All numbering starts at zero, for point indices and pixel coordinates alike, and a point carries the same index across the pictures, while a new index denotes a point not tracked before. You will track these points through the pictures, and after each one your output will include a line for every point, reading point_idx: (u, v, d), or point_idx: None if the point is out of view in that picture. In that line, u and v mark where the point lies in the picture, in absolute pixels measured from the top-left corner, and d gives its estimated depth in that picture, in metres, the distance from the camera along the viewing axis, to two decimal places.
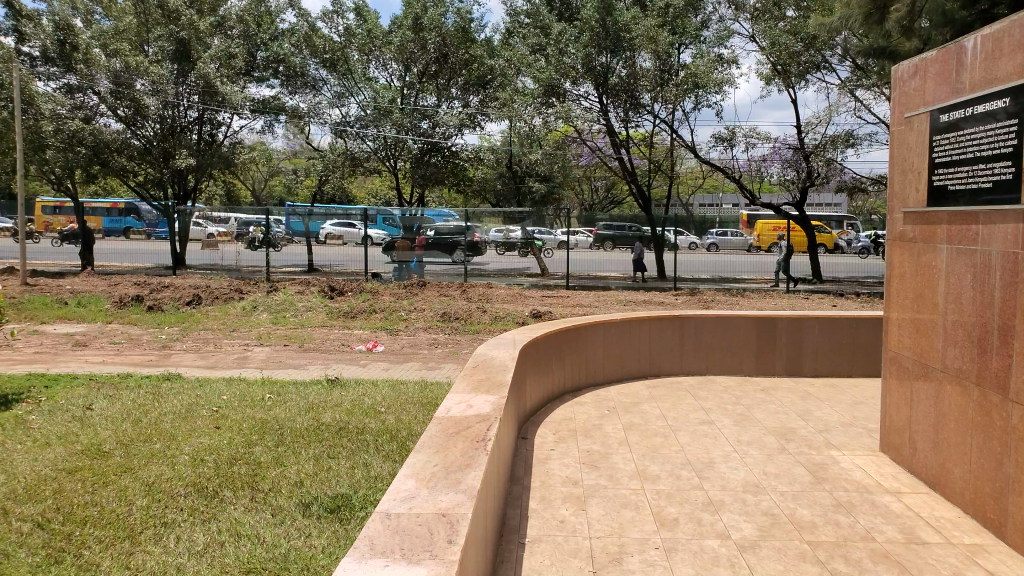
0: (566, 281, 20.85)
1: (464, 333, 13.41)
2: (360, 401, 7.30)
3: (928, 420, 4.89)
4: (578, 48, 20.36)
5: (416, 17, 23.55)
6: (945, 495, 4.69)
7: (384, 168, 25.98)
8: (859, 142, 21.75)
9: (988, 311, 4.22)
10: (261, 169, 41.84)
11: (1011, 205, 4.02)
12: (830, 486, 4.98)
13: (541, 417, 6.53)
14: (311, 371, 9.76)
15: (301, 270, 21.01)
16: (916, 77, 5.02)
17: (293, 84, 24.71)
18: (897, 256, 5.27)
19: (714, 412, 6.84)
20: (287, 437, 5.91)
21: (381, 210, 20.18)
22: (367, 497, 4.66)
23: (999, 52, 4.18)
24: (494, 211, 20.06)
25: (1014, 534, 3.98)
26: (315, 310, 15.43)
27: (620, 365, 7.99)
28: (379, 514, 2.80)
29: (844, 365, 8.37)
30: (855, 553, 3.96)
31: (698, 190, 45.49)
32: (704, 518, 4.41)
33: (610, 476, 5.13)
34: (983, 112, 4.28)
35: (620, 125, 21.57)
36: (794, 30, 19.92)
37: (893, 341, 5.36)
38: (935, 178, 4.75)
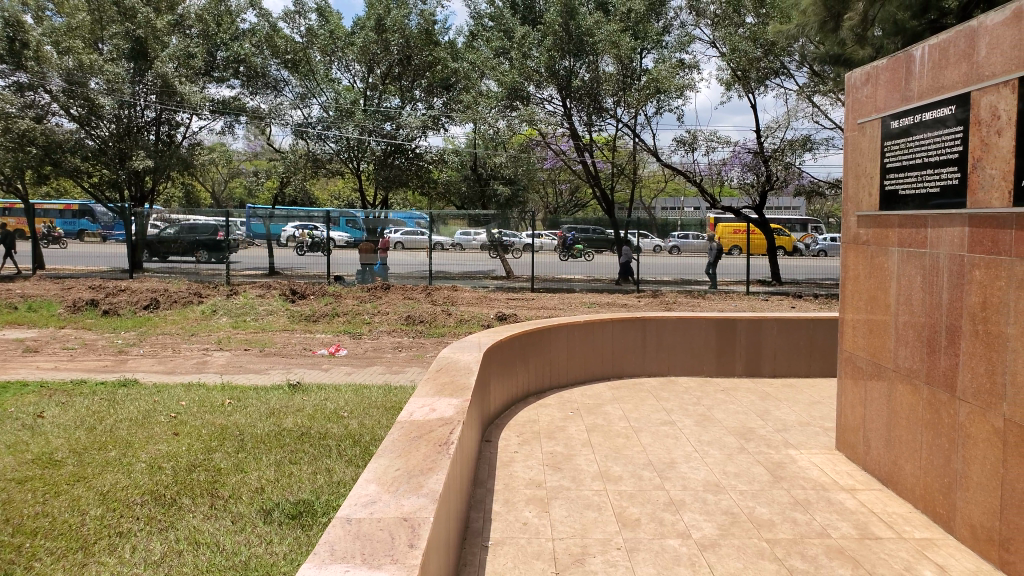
0: (532, 283, 20.84)
1: (429, 336, 13.36)
2: (322, 406, 7.24)
3: (880, 419, 5.02)
4: (541, 52, 20.48)
5: (379, 18, 23.48)
6: (897, 492, 4.82)
7: (347, 169, 25.84)
8: (817, 146, 22.15)
9: (937, 312, 4.34)
10: (221, 171, 41.24)
11: (958, 209, 4.14)
12: (788, 484, 5.07)
13: (504, 420, 6.53)
14: (273, 375, 9.64)
15: (263, 273, 20.80)
16: (867, 85, 5.16)
17: (255, 84, 24.49)
18: (852, 258, 5.39)
19: (675, 413, 6.93)
20: (248, 443, 5.83)
21: (344, 212, 20.14)
22: (330, 502, 4.62)
23: (946, 62, 4.31)
24: (459, 214, 20.20)
25: (962, 528, 4.10)
26: (277, 313, 15.27)
27: (583, 366, 8.05)
28: (340, 519, 2.79)
29: (801, 366, 8.54)
30: (811, 550, 4.04)
31: (661, 194, 46.05)
32: (666, 517, 4.47)
33: (573, 477, 5.17)
34: (932, 119, 4.40)
35: (584, 128, 21.73)
36: (753, 37, 20.27)
37: (848, 342, 5.49)
38: (887, 182, 4.88)
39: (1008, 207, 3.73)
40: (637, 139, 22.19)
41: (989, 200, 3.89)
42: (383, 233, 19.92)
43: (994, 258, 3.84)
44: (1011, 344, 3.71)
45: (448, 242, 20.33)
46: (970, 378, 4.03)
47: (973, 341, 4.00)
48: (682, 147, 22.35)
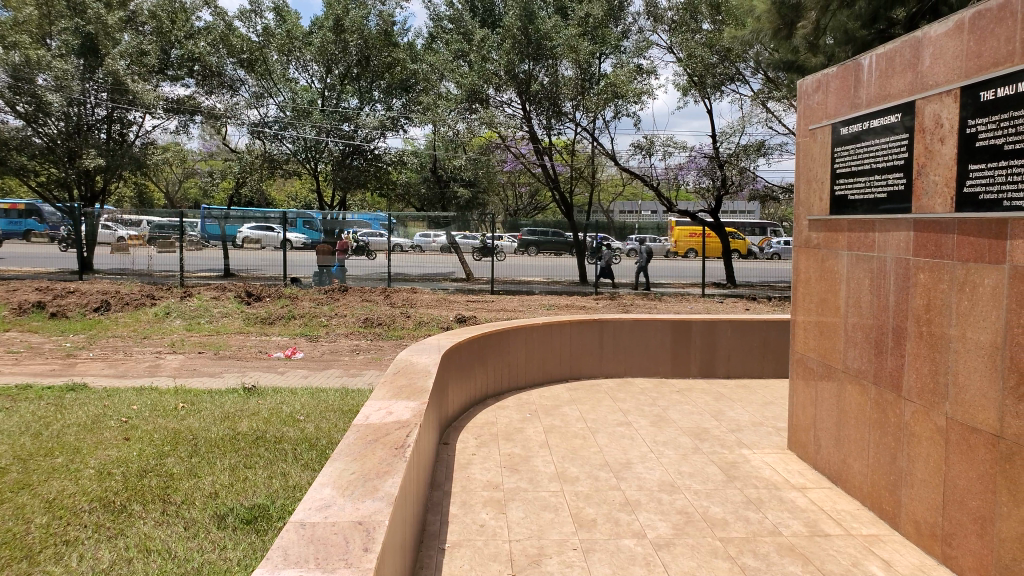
0: (491, 285, 20.81)
1: (387, 339, 13.26)
2: (278, 409, 7.15)
3: (830, 418, 5.13)
4: (500, 55, 20.49)
5: (337, 18, 23.29)
6: (845, 490, 4.93)
7: (304, 170, 25.56)
8: (771, 151, 22.59)
9: (885, 314, 4.46)
10: (175, 171, 40.33)
11: (904, 214, 4.26)
12: (740, 484, 5.16)
13: (462, 422, 6.52)
14: (228, 379, 9.48)
15: (217, 275, 20.30)
16: (818, 93, 5.28)
17: (209, 84, 23.89)
18: (804, 261, 5.51)
19: (631, 413, 7.01)
20: (202, 447, 5.73)
21: (301, 214, 19.99)
22: (285, 507, 4.57)
23: (892, 70, 4.43)
24: (419, 215, 20.09)
25: (907, 524, 4.22)
26: (232, 316, 15.01)
27: (541, 368, 8.08)
28: (294, 523, 2.76)
29: (755, 367, 8.69)
30: (764, 548, 4.12)
31: (619, 197, 46.51)
32: (621, 518, 4.51)
33: (530, 478, 5.19)
34: (880, 125, 4.52)
35: (544, 132, 21.83)
36: (710, 43, 20.61)
37: (800, 343, 5.61)
38: (837, 188, 5.00)
39: (950, 212, 3.85)
40: (596, 144, 22.37)
41: (932, 206, 4.01)
42: (340, 234, 19.94)
43: (936, 261, 3.97)
44: (952, 345, 3.83)
45: (407, 244, 20.12)
46: (914, 378, 4.15)
47: (917, 342, 4.13)
48: (640, 152, 22.61)
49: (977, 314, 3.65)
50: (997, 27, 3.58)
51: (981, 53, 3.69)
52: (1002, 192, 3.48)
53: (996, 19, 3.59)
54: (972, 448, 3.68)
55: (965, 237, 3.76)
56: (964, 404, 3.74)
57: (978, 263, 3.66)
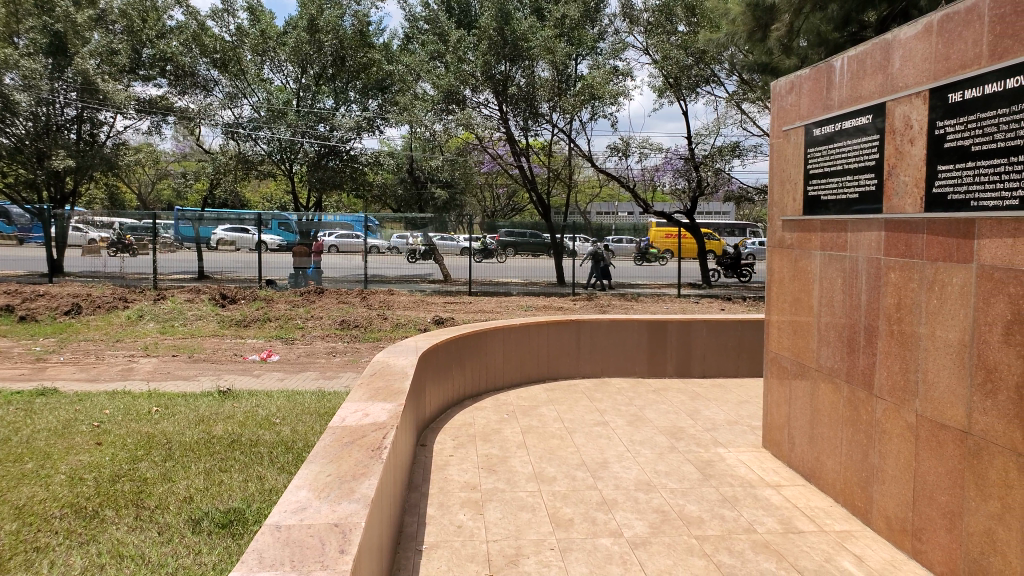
0: (469, 286, 20.76)
1: (364, 341, 13.18)
2: (253, 412, 7.07)
3: (804, 416, 5.20)
4: (477, 56, 20.48)
5: (311, 18, 23.11)
6: (819, 487, 4.99)
7: (278, 171, 25.43)
8: (745, 152, 22.80)
9: (857, 313, 4.52)
10: (148, 172, 39.74)
11: (875, 214, 4.32)
12: (716, 482, 5.21)
13: (440, 424, 6.49)
14: (203, 382, 9.37)
15: (191, 278, 20.02)
16: (791, 94, 5.35)
17: (182, 84, 23.67)
18: (777, 262, 5.58)
19: (608, 413, 7.04)
20: (175, 451, 5.66)
21: (277, 215, 19.76)
22: (261, 510, 4.53)
23: (863, 73, 4.50)
24: (396, 216, 20.10)
25: (879, 519, 4.28)
26: (206, 318, 14.85)
27: (519, 369, 8.08)
28: (268, 527, 2.73)
29: (730, 366, 8.77)
30: (738, 545, 4.16)
31: (595, 198, 46.73)
32: (598, 517, 4.53)
33: (508, 479, 5.20)
34: (852, 127, 4.58)
35: (520, 133, 21.88)
36: (684, 45, 20.80)
37: (774, 342, 5.67)
38: (810, 188, 5.06)
39: (919, 212, 3.91)
40: (572, 145, 22.44)
41: (902, 206, 4.07)
42: (316, 236, 19.62)
43: (907, 260, 4.03)
44: (922, 344, 3.90)
45: (383, 245, 20.12)
46: (886, 376, 4.21)
47: (888, 341, 4.19)
48: (616, 153, 22.74)
49: (946, 313, 3.71)
50: (965, 29, 3.64)
51: (949, 56, 3.76)
52: (970, 192, 3.54)
53: (964, 22, 3.66)
54: (941, 444, 3.74)
55: (934, 237, 3.82)
56: (934, 401, 3.80)
57: (946, 262, 3.72)
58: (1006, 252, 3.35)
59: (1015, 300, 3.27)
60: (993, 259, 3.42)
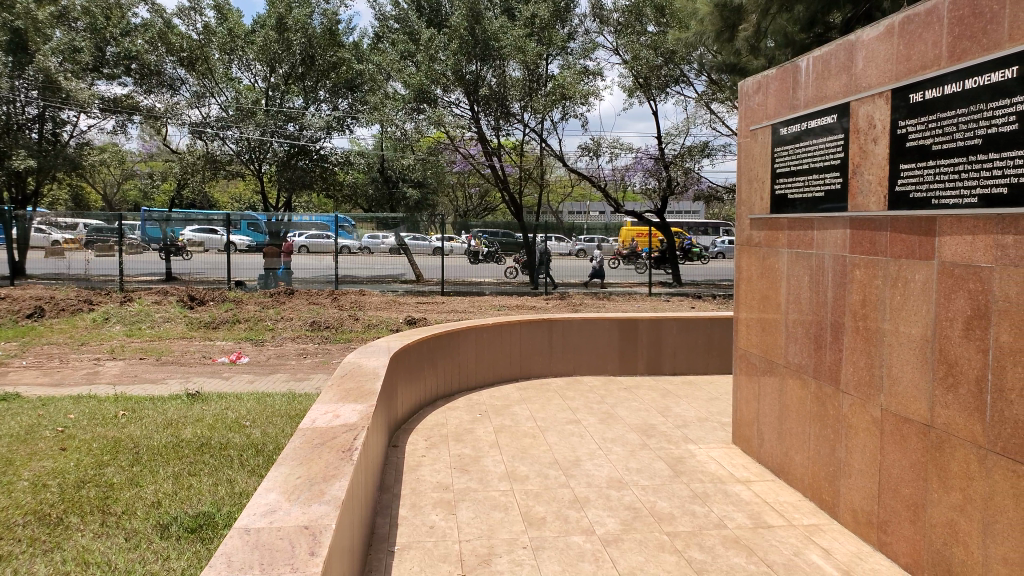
0: (442, 286, 20.77)
1: (335, 342, 13.07)
2: (223, 415, 6.98)
3: (772, 412, 5.26)
4: (448, 55, 20.40)
5: (280, 16, 22.86)
6: (787, 481, 5.06)
7: (247, 171, 25.16)
8: (714, 152, 23.02)
9: (823, 310, 4.59)
10: (114, 172, 39.01)
11: (840, 213, 4.39)
12: (687, 478, 5.25)
13: (411, 425, 6.46)
14: (171, 385, 9.23)
15: (159, 279, 19.68)
16: (758, 94, 5.41)
17: (149, 82, 23.36)
18: (746, 260, 5.64)
19: (580, 411, 7.06)
20: (143, 456, 5.57)
21: (246, 215, 19.43)
22: (231, 514, 4.47)
23: (828, 73, 4.57)
24: (366, 215, 19.94)
25: (846, 513, 4.34)
26: (174, 320, 14.64)
27: (492, 368, 8.08)
28: (238, 530, 2.71)
29: (700, 364, 8.86)
30: (709, 540, 4.19)
31: (568, 198, 46.83)
32: (570, 515, 4.54)
33: (480, 478, 5.19)
34: (818, 126, 4.64)
35: (492, 132, 21.86)
36: (654, 45, 20.94)
37: (743, 340, 5.74)
38: (777, 187, 5.12)
39: (883, 211, 3.98)
40: (544, 144, 22.48)
41: (867, 205, 4.13)
42: (286, 236, 19.42)
43: (872, 258, 4.10)
44: (886, 339, 3.97)
45: (355, 245, 19.94)
46: (852, 371, 4.28)
47: (854, 337, 4.26)
48: (587, 154, 22.84)
49: (909, 309, 3.78)
50: (926, 31, 3.71)
51: (910, 56, 3.83)
52: (931, 190, 3.61)
53: (924, 24, 3.73)
54: (905, 438, 3.81)
55: (898, 235, 3.88)
56: (898, 396, 3.87)
57: (909, 259, 3.79)
58: (965, 249, 3.41)
59: (975, 295, 3.34)
60: (953, 256, 3.49)
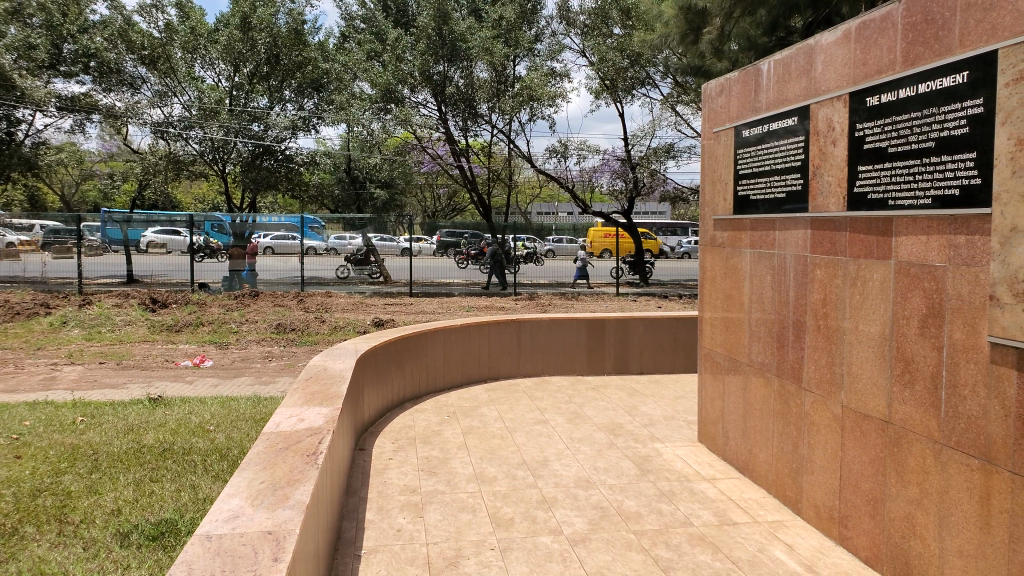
0: (409, 287, 20.53)
1: (301, 345, 12.93)
2: (185, 420, 6.86)
3: (737, 410, 5.33)
4: (415, 56, 20.34)
5: (244, 15, 22.53)
6: (752, 478, 5.13)
7: (211, 171, 24.84)
8: (680, 153, 23.26)
9: (786, 309, 4.66)
10: (73, 173, 38.13)
11: (801, 213, 4.46)
12: (653, 477, 5.29)
13: (379, 427, 6.43)
14: (132, 390, 9.04)
15: (120, 282, 19.36)
16: (721, 96, 5.48)
17: (108, 81, 22.87)
18: (710, 260, 5.70)
19: (549, 411, 7.08)
20: (102, 463, 5.46)
21: (208, 217, 19.05)
22: (194, 521, 4.40)
23: (788, 76, 4.64)
24: (333, 218, 19.71)
25: (809, 509, 4.41)
26: (135, 324, 14.35)
27: (460, 369, 8.06)
28: (199, 537, 2.66)
29: (666, 362, 8.95)
30: (675, 539, 4.23)
31: (536, 198, 47.02)
32: (538, 515, 4.56)
33: (448, 480, 5.17)
34: (780, 128, 4.70)
35: (460, 133, 21.87)
36: (620, 47, 21.07)
37: (707, 339, 5.80)
38: (740, 188, 5.19)
39: (842, 211, 4.05)
40: (512, 145, 22.51)
41: (826, 205, 4.21)
42: (250, 237, 18.98)
43: (832, 258, 4.17)
44: (846, 338, 4.04)
45: (321, 246, 19.82)
46: (813, 369, 4.35)
47: (815, 335, 4.34)
48: (555, 155, 22.92)
49: (868, 308, 3.85)
50: (881, 36, 3.78)
51: (867, 61, 3.90)
52: (887, 192, 3.69)
53: (879, 30, 3.80)
54: (865, 434, 3.88)
55: (856, 235, 3.96)
56: (858, 394, 3.94)
57: (867, 259, 3.87)
58: (921, 249, 3.49)
59: (930, 294, 3.42)
60: (909, 255, 3.57)
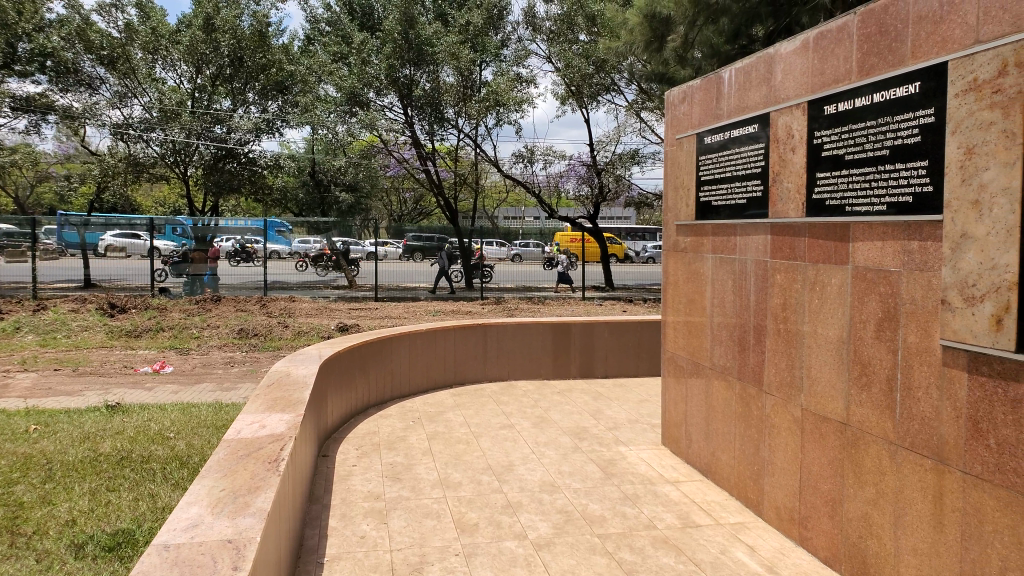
0: (375, 292, 20.51)
1: (264, 350, 12.76)
2: (144, 427, 6.73)
3: (699, 414, 5.39)
4: (381, 59, 20.25)
5: (207, 17, 22.31)
6: (714, 481, 5.18)
7: (172, 174, 24.44)
8: (644, 160, 23.46)
9: (746, 312, 4.73)
10: (27, 175, 37.08)
11: (761, 219, 4.53)
12: (618, 480, 5.33)
13: (343, 433, 6.37)
14: (88, 397, 8.82)
15: (77, 287, 19.03)
16: (683, 103, 5.55)
17: (65, 81, 22.31)
18: (673, 265, 5.76)
19: (514, 416, 7.09)
20: (57, 472, 5.33)
21: (169, 220, 18.58)
22: (152, 531, 4.32)
23: (749, 84, 4.72)
24: (297, 220, 19.91)
25: (770, 510, 4.47)
26: (92, 330, 14.04)
27: (425, 375, 8.03)
28: (155, 548, 2.60)
29: (631, 365, 9.03)
30: (639, 541, 4.26)
31: (503, 203, 47.08)
32: (503, 520, 4.56)
33: (413, 486, 5.14)
34: (740, 135, 4.78)
35: (426, 137, 21.78)
36: (586, 54, 21.21)
37: (670, 342, 5.85)
38: (702, 195, 5.26)
39: (801, 217, 4.13)
40: (478, 150, 22.47)
41: (786, 211, 4.28)
42: (213, 241, 18.77)
43: (791, 263, 4.25)
44: (805, 341, 4.12)
45: (284, 250, 19.83)
46: (774, 372, 4.43)
47: (775, 339, 4.41)
48: (521, 161, 22.97)
49: (826, 312, 3.93)
50: (837, 46, 3.87)
51: (824, 70, 3.99)
52: (845, 198, 3.77)
53: (836, 40, 3.89)
54: (824, 436, 3.95)
55: (814, 241, 4.04)
56: (816, 396, 4.01)
57: (825, 264, 3.95)
58: (876, 254, 3.57)
59: (885, 298, 3.50)
60: (865, 260, 3.64)
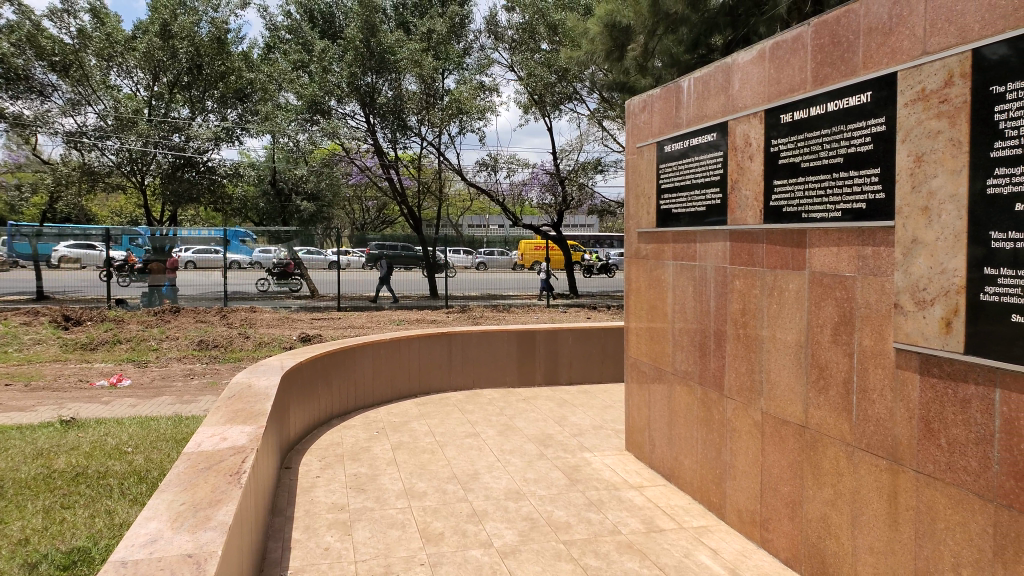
0: (338, 302, 20.24)
1: (224, 362, 12.54)
2: (101, 442, 6.57)
3: (662, 419, 5.44)
4: (343, 67, 20.15)
5: (164, 23, 21.87)
6: (677, 485, 5.24)
7: (129, 183, 23.89)
8: (607, 168, 23.69)
9: (707, 318, 4.80)
10: None
11: (720, 226, 4.62)
12: (583, 487, 5.34)
13: (305, 445, 6.29)
14: (41, 412, 8.58)
15: (29, 297, 18.91)
16: (644, 112, 5.62)
17: (15, 88, 21.72)
18: (635, 272, 5.81)
19: (479, 424, 7.08)
20: (9, 490, 5.17)
21: (126, 231, 18.43)
22: (109, 549, 4.22)
23: (707, 93, 4.80)
24: (259, 229, 19.58)
25: (732, 513, 4.53)
26: (45, 343, 13.68)
27: (390, 384, 7.98)
28: (113, 564, 2.54)
29: (595, 372, 9.11)
30: (604, 547, 4.28)
31: (467, 211, 47.04)
32: (468, 529, 4.54)
33: (377, 497, 5.10)
34: (699, 143, 4.86)
35: (389, 145, 21.68)
36: (548, 63, 21.34)
37: (633, 349, 5.90)
38: (662, 203, 5.33)
39: (759, 223, 4.21)
40: (441, 158, 22.43)
41: (744, 218, 4.36)
42: (171, 252, 18.40)
43: (749, 268, 4.33)
44: (764, 346, 4.19)
45: (245, 261, 19.33)
46: (734, 377, 4.49)
47: (735, 344, 4.48)
48: (484, 169, 23.01)
49: (784, 317, 4.00)
50: (793, 56, 3.96)
51: (780, 80, 4.07)
52: (801, 205, 3.84)
53: (791, 50, 3.97)
54: (783, 439, 4.02)
55: (772, 247, 4.12)
56: (776, 400, 4.09)
57: (783, 270, 4.02)
58: (832, 259, 3.65)
59: (841, 303, 3.58)
60: (822, 266, 3.72)
